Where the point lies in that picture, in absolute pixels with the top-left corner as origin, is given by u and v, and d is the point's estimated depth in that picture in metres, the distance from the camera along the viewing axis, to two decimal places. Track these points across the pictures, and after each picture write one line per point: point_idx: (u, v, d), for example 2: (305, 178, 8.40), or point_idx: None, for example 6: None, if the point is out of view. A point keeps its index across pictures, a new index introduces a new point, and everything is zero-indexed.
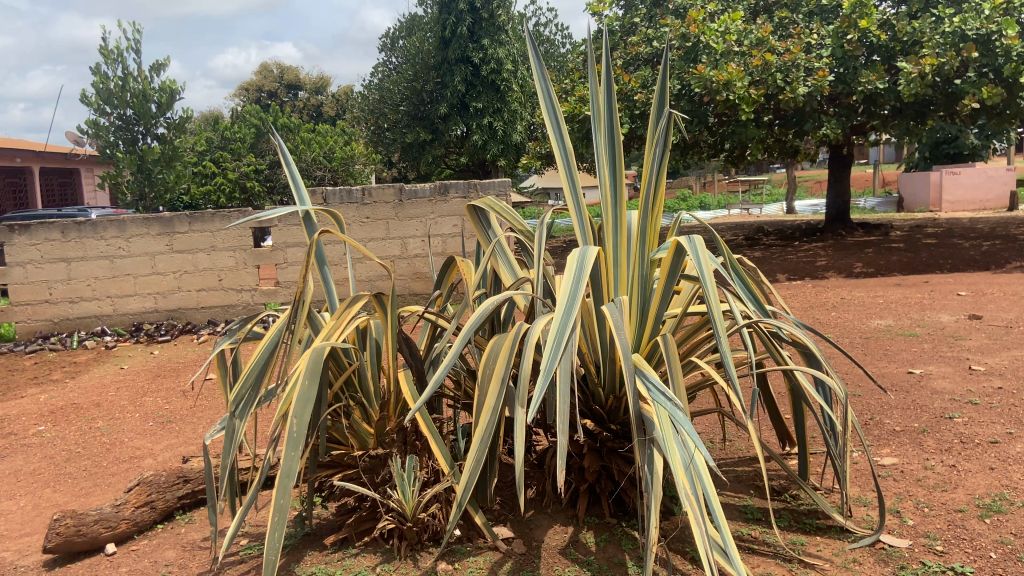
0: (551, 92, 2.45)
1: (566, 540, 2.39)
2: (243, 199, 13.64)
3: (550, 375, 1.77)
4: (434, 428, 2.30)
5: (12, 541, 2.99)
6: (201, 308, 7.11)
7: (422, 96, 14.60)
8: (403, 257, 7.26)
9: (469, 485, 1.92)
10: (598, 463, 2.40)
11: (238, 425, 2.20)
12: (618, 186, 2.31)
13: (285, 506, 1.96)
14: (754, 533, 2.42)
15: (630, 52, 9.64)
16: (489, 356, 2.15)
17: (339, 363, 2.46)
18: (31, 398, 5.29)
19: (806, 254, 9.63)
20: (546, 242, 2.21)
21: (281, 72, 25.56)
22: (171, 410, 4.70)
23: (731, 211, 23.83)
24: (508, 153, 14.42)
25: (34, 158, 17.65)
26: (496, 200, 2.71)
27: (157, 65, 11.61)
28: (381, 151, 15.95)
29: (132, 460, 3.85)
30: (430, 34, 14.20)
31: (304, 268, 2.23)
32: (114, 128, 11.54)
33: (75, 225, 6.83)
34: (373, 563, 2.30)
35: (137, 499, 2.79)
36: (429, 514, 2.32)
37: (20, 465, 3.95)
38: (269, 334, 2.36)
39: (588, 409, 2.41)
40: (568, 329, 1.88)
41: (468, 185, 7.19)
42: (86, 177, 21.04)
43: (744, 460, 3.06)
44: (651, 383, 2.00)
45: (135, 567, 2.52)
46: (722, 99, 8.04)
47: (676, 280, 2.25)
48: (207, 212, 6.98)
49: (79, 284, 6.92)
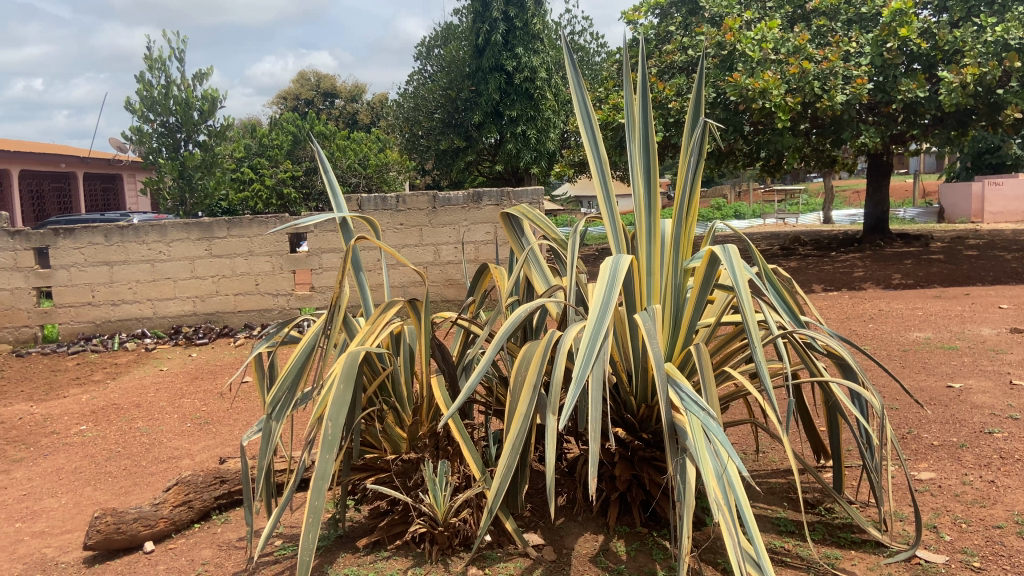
0: (587, 100, 2.46)
1: (596, 548, 2.38)
2: (280, 206, 13.78)
3: (581, 383, 1.78)
4: (466, 434, 2.33)
5: (54, 538, 3.07)
6: (238, 312, 7.23)
7: (456, 104, 14.72)
8: (436, 263, 7.33)
9: (500, 490, 1.93)
10: (629, 471, 2.39)
11: (274, 427, 2.24)
12: (653, 194, 2.32)
13: (319, 508, 1.99)
14: (787, 546, 2.40)
15: (664, 60, 9.63)
16: (522, 362, 2.16)
17: (373, 368, 2.51)
18: (74, 397, 5.43)
19: (842, 265, 9.50)
20: (579, 249, 2.22)
21: (318, 80, 25.90)
22: (208, 412, 4.78)
23: (766, 221, 23.60)
24: (541, 160, 14.42)
25: (78, 163, 18.10)
26: (530, 208, 2.73)
27: (200, 74, 11.86)
28: (415, 158, 16.11)
29: (170, 460, 3.93)
30: (465, 43, 14.33)
31: (340, 274, 2.27)
32: (157, 134, 11.84)
33: (119, 229, 7.01)
34: (404, 566, 2.32)
35: (175, 499, 2.85)
36: (460, 519, 2.34)
37: (61, 464, 4.06)
38: (305, 338, 2.40)
39: (619, 417, 2.42)
40: (600, 338, 1.89)
41: (502, 193, 7.23)
42: (129, 182, 21.56)
43: (778, 472, 3.03)
44: (685, 393, 2.00)
45: (172, 565, 2.57)
46: (758, 107, 7.94)
47: (710, 288, 2.25)
48: (245, 217, 7.10)
49: (121, 287, 7.08)
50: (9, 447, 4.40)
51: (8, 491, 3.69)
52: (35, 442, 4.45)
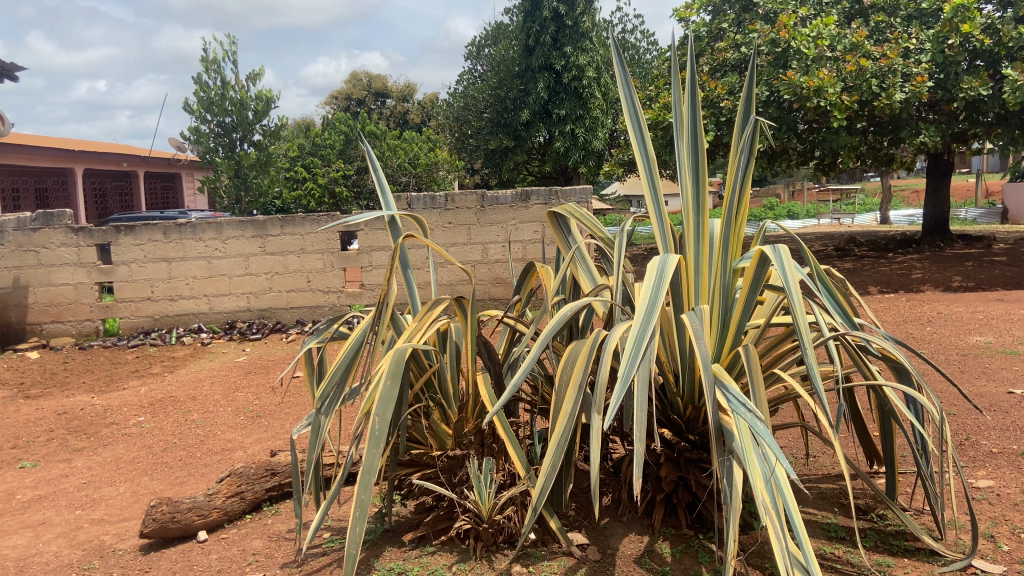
0: (634, 98, 2.44)
1: (641, 549, 2.37)
2: (332, 204, 13.94)
3: (627, 383, 1.78)
4: (511, 432, 2.34)
5: (112, 526, 3.18)
6: (290, 308, 7.39)
7: (505, 103, 14.77)
8: (483, 262, 7.36)
9: (545, 488, 1.94)
10: (675, 472, 2.37)
11: (323, 422, 2.29)
12: (701, 195, 2.29)
13: (366, 501, 2.03)
14: (837, 552, 2.34)
15: (717, 57, 9.49)
16: (567, 361, 2.17)
17: (420, 364, 2.54)
18: (133, 389, 5.62)
19: (900, 266, 9.24)
20: (626, 248, 2.21)
21: (370, 80, 26.22)
22: (260, 405, 4.90)
23: (821, 221, 23.13)
24: (590, 159, 14.34)
25: (140, 162, 18.69)
26: (577, 206, 2.72)
27: (254, 75, 12.14)
28: (465, 158, 16.21)
29: (224, 452, 4.04)
30: (515, 42, 14.37)
31: (388, 272, 2.30)
32: (214, 134, 12.18)
33: (177, 226, 7.20)
34: (449, 562, 2.34)
35: (228, 490, 2.92)
36: (505, 516, 2.35)
37: (121, 453, 4.20)
38: (353, 334, 2.44)
39: (665, 418, 2.39)
40: (646, 338, 1.88)
41: (550, 193, 7.24)
42: (187, 181, 22.16)
43: (829, 477, 2.97)
44: (731, 394, 1.97)
45: (225, 554, 2.64)
46: (812, 106, 7.76)
47: (761, 289, 2.22)
48: (298, 216, 7.26)
49: (179, 283, 7.28)
50: (71, 436, 4.57)
51: (69, 479, 3.84)
52: (96, 433, 4.62)
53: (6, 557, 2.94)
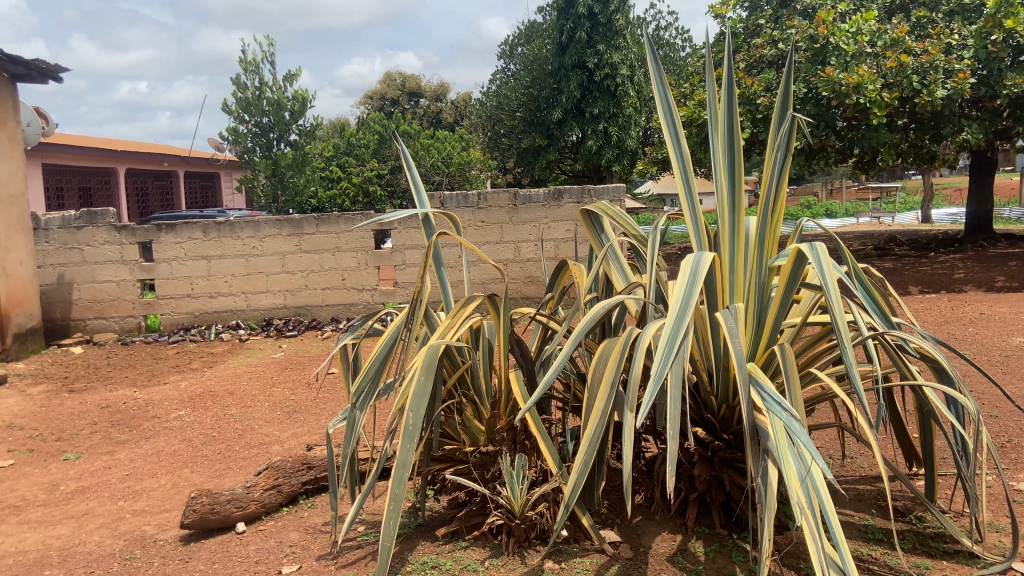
0: (669, 96, 2.43)
1: (674, 548, 2.36)
2: (366, 203, 13.99)
3: (660, 382, 1.78)
4: (543, 429, 2.35)
5: (154, 516, 3.26)
6: (326, 305, 7.49)
7: (538, 102, 14.76)
8: (516, 260, 7.38)
9: (577, 485, 1.95)
10: (708, 472, 2.36)
11: (358, 417, 2.32)
12: (736, 193, 2.28)
13: (400, 495, 2.06)
14: (875, 554, 2.31)
15: (753, 54, 9.37)
16: (600, 359, 2.17)
17: (453, 361, 2.56)
18: (174, 383, 5.74)
19: (941, 265, 9.06)
20: (660, 246, 2.21)
21: (404, 80, 26.36)
22: (297, 401, 4.97)
23: (860, 220, 22.72)
24: (623, 158, 14.28)
25: (180, 162, 19.09)
26: (610, 204, 2.72)
27: (291, 75, 12.30)
28: (497, 156, 16.23)
29: (261, 446, 4.11)
30: (548, 41, 14.36)
31: (422, 269, 2.33)
32: (252, 134, 12.39)
33: (216, 225, 7.33)
34: (481, 557, 2.36)
35: (265, 483, 2.98)
36: (537, 513, 2.36)
37: (162, 446, 4.30)
38: (387, 331, 2.48)
39: (699, 417, 2.38)
40: (680, 336, 1.88)
41: (583, 191, 7.23)
42: (225, 181, 22.51)
43: (867, 479, 2.93)
44: (767, 394, 1.96)
45: (262, 546, 2.69)
46: (851, 103, 7.64)
47: (797, 287, 2.20)
48: (333, 214, 7.35)
49: (217, 280, 7.42)
50: (114, 429, 4.69)
51: (113, 471, 3.94)
52: (138, 426, 4.73)
53: (51, 546, 3.03)
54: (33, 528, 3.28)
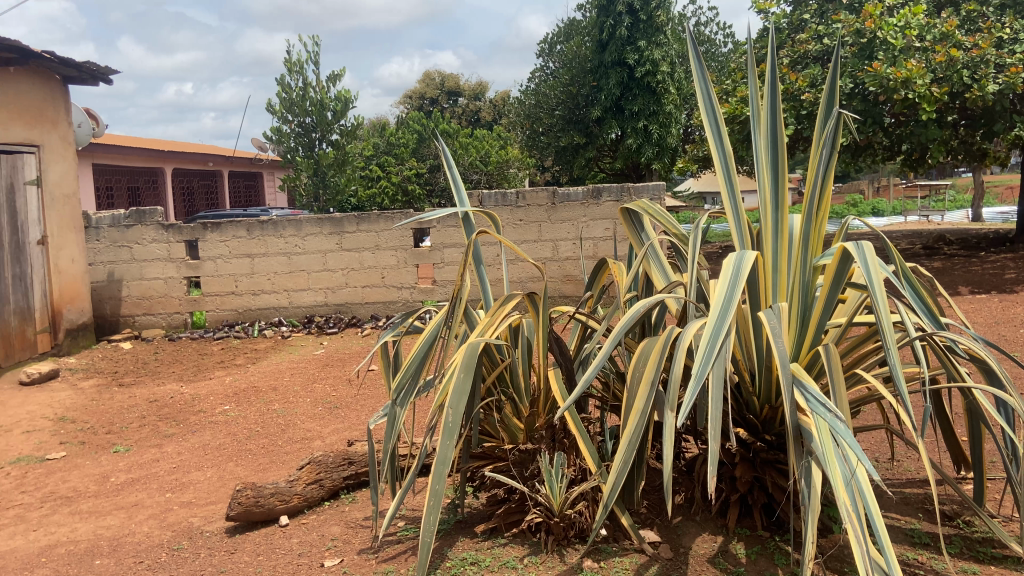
0: (711, 93, 2.41)
1: (715, 549, 2.34)
2: (405, 203, 14.06)
3: (701, 382, 1.77)
4: (582, 428, 2.35)
5: (200, 508, 3.33)
6: (365, 303, 7.58)
7: (578, 100, 14.69)
8: (554, 259, 7.37)
9: (616, 485, 1.95)
10: (750, 473, 2.34)
11: (399, 413, 2.35)
12: (780, 190, 2.25)
13: (440, 491, 2.08)
14: (921, 558, 2.27)
15: (797, 49, 9.19)
16: (640, 358, 2.16)
17: (492, 359, 2.57)
18: (219, 379, 5.87)
19: (992, 265, 8.81)
20: (701, 245, 2.19)
21: (443, 79, 26.48)
22: (338, 397, 5.04)
23: (907, 219, 22.19)
24: (664, 156, 14.20)
25: (224, 162, 19.48)
26: (650, 202, 2.70)
27: (334, 76, 12.46)
28: (536, 154, 16.19)
29: (304, 441, 4.18)
30: (588, 38, 14.29)
31: (461, 268, 2.35)
32: (295, 134, 12.59)
33: (259, 224, 7.45)
34: (520, 554, 2.37)
35: (307, 477, 3.03)
36: (576, 511, 2.36)
37: (208, 440, 4.39)
38: (427, 329, 2.50)
39: (741, 417, 2.36)
40: (721, 336, 1.86)
41: (622, 189, 7.19)
42: (268, 180, 22.87)
43: (914, 482, 2.87)
44: (811, 395, 1.93)
45: (305, 539, 2.73)
46: (899, 98, 7.47)
47: (842, 287, 2.16)
48: (374, 213, 7.42)
49: (261, 277, 7.55)
50: (162, 423, 4.81)
51: (161, 464, 4.04)
52: (185, 420, 4.84)
53: (101, 536, 3.12)
54: (85, 518, 3.38)
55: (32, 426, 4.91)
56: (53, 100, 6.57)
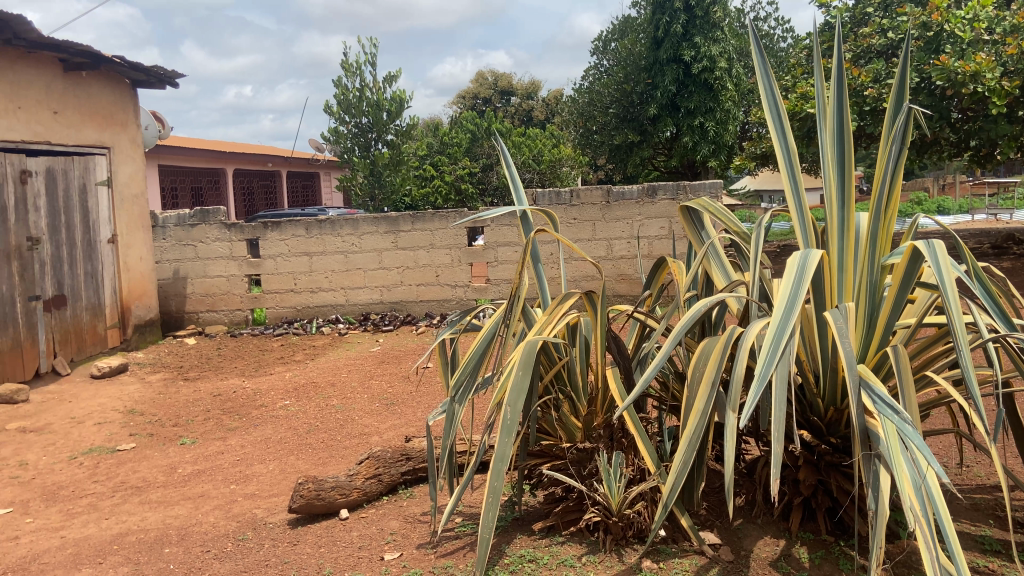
0: (774, 88, 2.37)
1: (777, 553, 2.31)
2: (458, 202, 14.16)
3: (764, 383, 1.74)
4: (640, 428, 2.33)
5: (263, 500, 3.42)
6: (420, 301, 7.66)
7: (632, 97, 14.58)
8: (609, 258, 7.34)
9: (675, 486, 1.93)
10: (814, 476, 2.29)
11: (457, 410, 2.37)
12: (847, 188, 2.20)
13: (498, 488, 2.09)
14: (992, 566, 2.20)
15: (860, 44, 8.93)
16: (699, 359, 2.14)
17: (549, 358, 2.57)
18: (279, 374, 6.01)
19: None
20: (763, 243, 2.15)
21: (496, 79, 26.54)
22: (394, 393, 5.11)
23: (975, 218, 21.39)
24: (720, 153, 14.03)
25: (283, 162, 19.91)
26: (711, 200, 2.66)
27: (390, 77, 12.64)
28: (589, 153, 16.11)
29: (362, 436, 4.25)
30: (642, 35, 14.17)
31: (519, 266, 2.35)
32: (352, 135, 12.80)
33: (317, 223, 7.59)
34: (578, 553, 2.37)
35: (367, 471, 3.08)
36: (634, 511, 2.35)
37: (270, 433, 4.50)
38: (485, 327, 2.51)
39: (805, 420, 2.31)
40: (786, 336, 1.83)
41: (678, 187, 7.10)
42: (324, 180, 23.29)
43: (984, 488, 2.77)
44: (878, 396, 1.89)
45: (364, 532, 2.78)
46: (968, 93, 7.21)
47: (912, 287, 2.10)
48: (429, 212, 7.50)
49: (318, 276, 7.69)
50: (226, 416, 4.94)
51: (226, 456, 4.16)
52: (247, 414, 4.97)
53: (170, 525, 3.23)
54: (154, 507, 3.50)
55: (104, 418, 5.10)
56: (122, 101, 6.79)
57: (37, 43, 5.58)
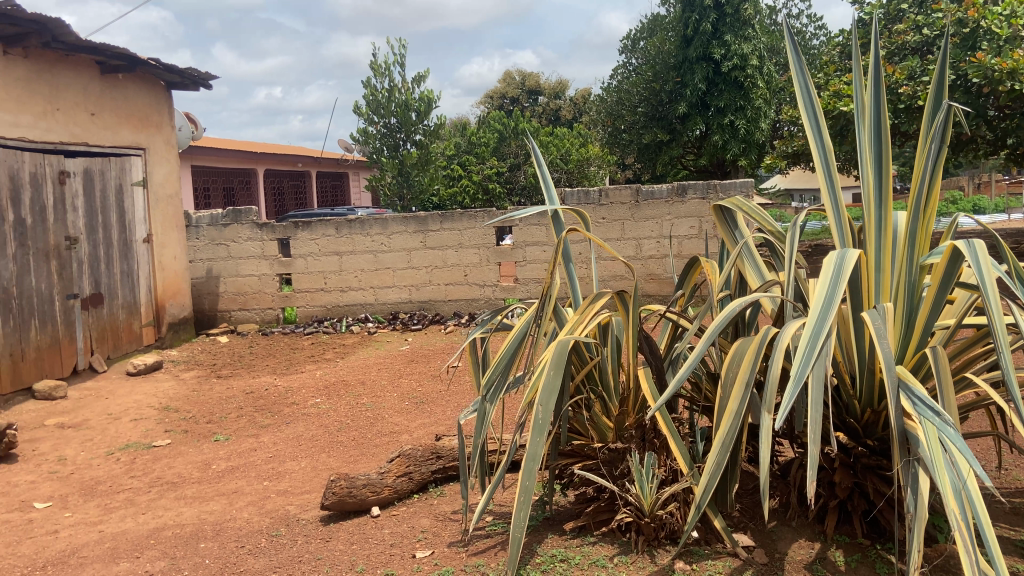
0: (810, 86, 2.34)
1: (812, 556, 2.28)
2: (486, 202, 14.19)
3: (800, 383, 1.71)
4: (673, 429, 2.32)
5: (296, 497, 3.45)
6: (448, 300, 7.69)
7: (660, 96, 14.49)
8: (638, 258, 7.31)
9: (708, 487, 1.92)
10: (850, 479, 2.26)
11: (488, 409, 2.38)
12: (884, 187, 2.17)
13: (530, 487, 2.09)
14: None
15: (894, 40, 8.79)
16: (733, 359, 2.12)
17: (581, 357, 2.57)
18: (310, 372, 6.07)
19: None
20: (799, 242, 2.13)
21: (523, 79, 26.52)
22: (423, 392, 5.13)
23: (1013, 218, 20.93)
24: (750, 152, 13.90)
25: (313, 162, 20.09)
26: (745, 199, 2.63)
27: (419, 77, 12.70)
28: (617, 152, 16.04)
29: (392, 434, 4.27)
30: (671, 33, 14.07)
31: (551, 265, 2.35)
32: (380, 135, 12.87)
33: (347, 222, 7.65)
34: (610, 553, 2.36)
35: (398, 469, 3.10)
36: (666, 512, 2.34)
37: (302, 431, 4.55)
38: (517, 326, 2.51)
39: (841, 422, 2.28)
40: (822, 336, 1.81)
41: (708, 186, 7.05)
42: (353, 180, 23.46)
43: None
44: (917, 398, 1.86)
45: (396, 530, 2.80)
46: (1005, 90, 7.07)
47: (951, 287, 2.07)
48: (457, 211, 7.52)
49: (348, 275, 7.75)
50: (258, 414, 5.00)
51: (258, 453, 4.21)
52: (279, 411, 5.03)
53: (204, 521, 3.28)
54: (189, 503, 3.55)
55: (139, 414, 5.19)
56: (157, 103, 6.91)
57: (75, 46, 5.68)
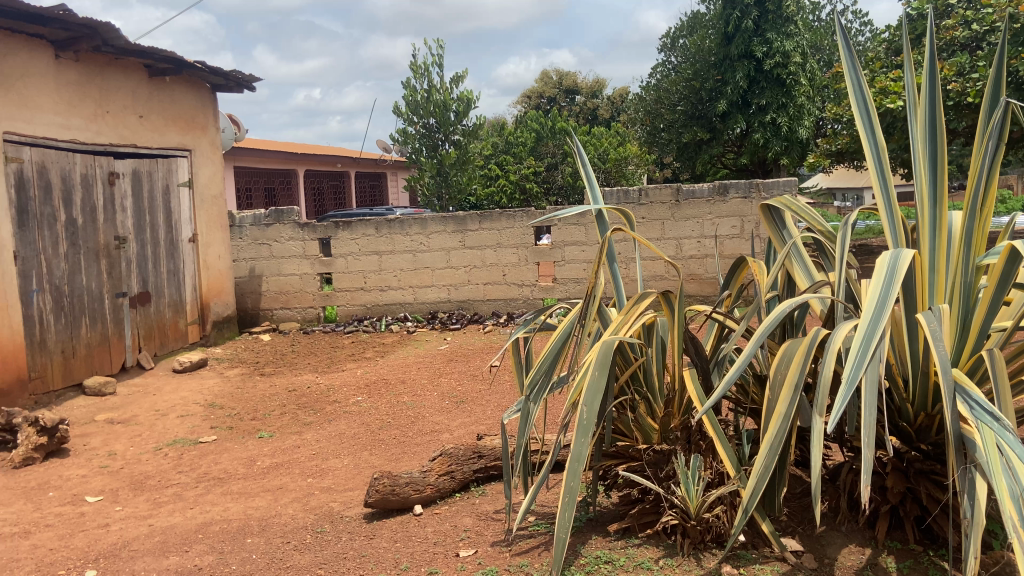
0: (862, 82, 2.29)
1: (863, 562, 2.24)
2: (523, 202, 14.24)
3: (854, 386, 1.68)
4: (719, 431, 2.29)
5: (339, 494, 3.49)
6: (487, 300, 7.71)
7: (700, 94, 14.34)
8: (678, 258, 7.25)
9: (757, 490, 1.89)
10: (903, 483, 2.21)
11: (532, 409, 2.37)
12: (939, 185, 2.12)
13: (574, 488, 2.08)
14: None
15: (943, 36, 8.58)
16: (782, 360, 2.08)
17: (625, 358, 2.55)
18: (351, 371, 6.13)
19: None
20: (850, 242, 2.09)
21: (561, 78, 26.45)
22: (463, 392, 5.15)
23: None
24: (792, 151, 13.69)
25: (352, 163, 20.29)
26: (792, 198, 2.59)
27: (457, 77, 12.75)
28: (655, 151, 15.93)
29: (433, 433, 4.29)
30: (712, 31, 13.92)
31: (596, 265, 2.34)
32: (419, 135, 12.93)
33: (387, 222, 7.71)
34: (655, 555, 2.34)
35: (440, 468, 3.11)
36: (713, 515, 2.31)
37: (344, 428, 4.60)
38: (560, 326, 2.50)
39: (893, 425, 2.23)
40: (876, 338, 1.77)
41: (749, 185, 6.97)
42: (391, 180, 23.65)
43: None
44: (974, 402, 1.81)
45: (439, 529, 2.81)
46: None
47: (1009, 288, 2.01)
48: (496, 211, 7.53)
49: (388, 275, 7.81)
50: (301, 411, 5.07)
51: (302, 450, 4.26)
52: (321, 409, 5.09)
53: (251, 516, 3.33)
54: (235, 498, 3.61)
55: (186, 410, 5.29)
56: (202, 106, 7.04)
57: (125, 50, 5.80)
